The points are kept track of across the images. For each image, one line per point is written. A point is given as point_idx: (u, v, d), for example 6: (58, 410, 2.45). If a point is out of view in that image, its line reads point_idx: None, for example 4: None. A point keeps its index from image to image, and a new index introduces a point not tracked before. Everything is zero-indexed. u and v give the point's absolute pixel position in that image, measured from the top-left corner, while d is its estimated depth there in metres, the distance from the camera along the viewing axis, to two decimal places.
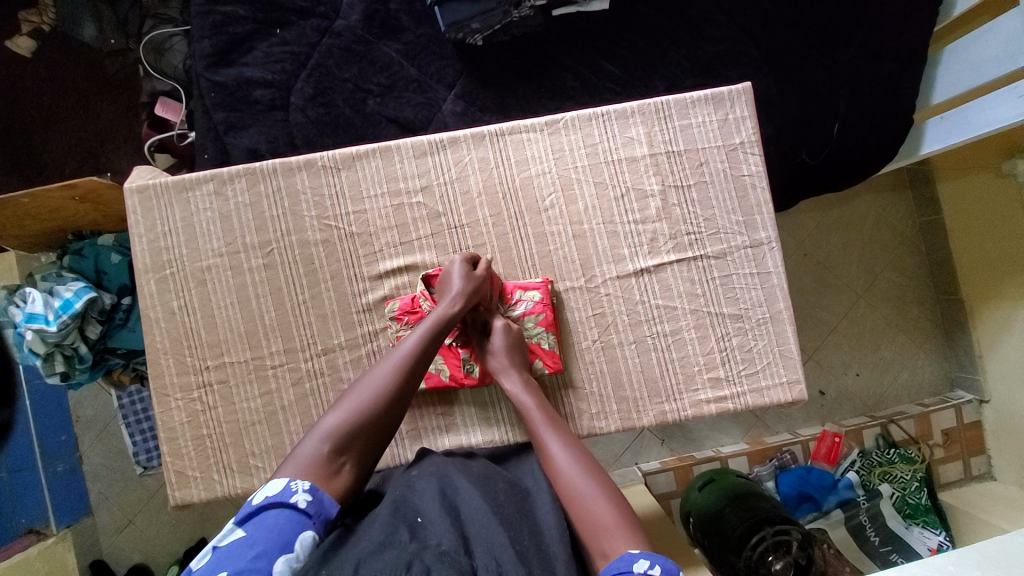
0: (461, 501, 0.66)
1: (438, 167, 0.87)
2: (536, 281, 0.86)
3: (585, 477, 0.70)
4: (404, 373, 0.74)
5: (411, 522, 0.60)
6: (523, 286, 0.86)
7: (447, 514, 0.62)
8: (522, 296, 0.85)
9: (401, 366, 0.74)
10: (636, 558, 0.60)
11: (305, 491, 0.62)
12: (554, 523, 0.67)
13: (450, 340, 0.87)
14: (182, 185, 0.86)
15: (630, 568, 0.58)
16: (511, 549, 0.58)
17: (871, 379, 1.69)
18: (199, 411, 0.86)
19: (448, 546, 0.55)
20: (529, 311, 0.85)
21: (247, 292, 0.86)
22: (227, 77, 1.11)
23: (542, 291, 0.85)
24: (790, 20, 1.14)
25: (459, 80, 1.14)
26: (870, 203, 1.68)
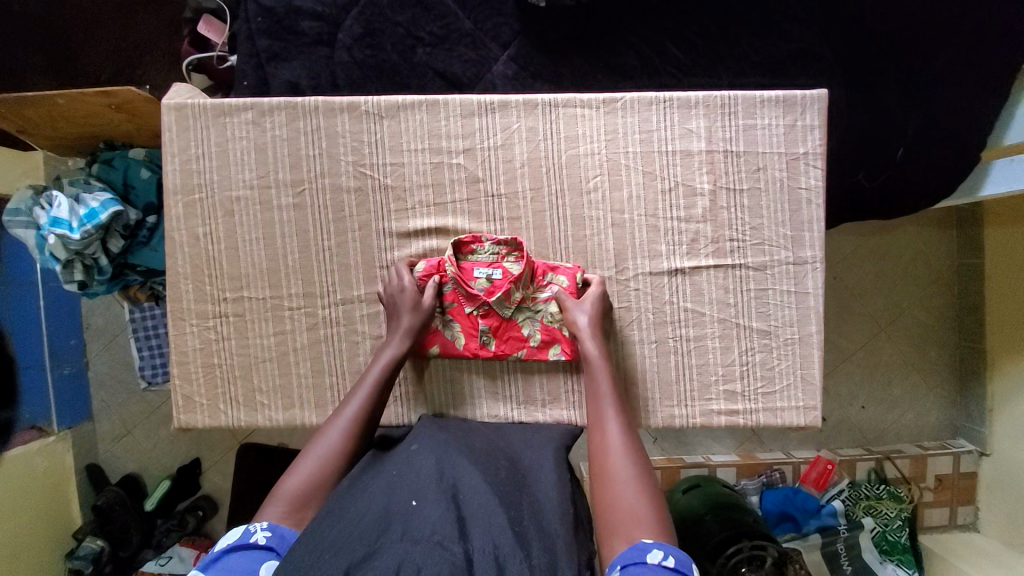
0: (460, 479, 0.67)
1: (484, 130, 0.83)
2: (567, 265, 0.84)
3: (634, 467, 0.69)
4: (358, 421, 0.77)
5: (405, 509, 0.62)
6: (555, 268, 0.84)
7: (445, 496, 0.63)
8: (552, 278, 0.84)
9: (354, 418, 0.76)
10: (650, 549, 0.59)
11: (263, 528, 0.63)
12: (557, 509, 0.68)
13: (470, 309, 0.85)
14: (220, 109, 0.84)
15: (644, 560, 0.58)
16: (510, 532, 0.60)
17: (875, 413, 1.67)
18: (212, 339, 0.86)
19: (442, 535, 0.57)
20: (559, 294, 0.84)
21: (273, 229, 0.85)
22: (276, 3, 1.07)
23: (573, 276, 0.83)
24: (877, 29, 1.06)
25: (514, 41, 1.08)
26: (912, 236, 1.62)
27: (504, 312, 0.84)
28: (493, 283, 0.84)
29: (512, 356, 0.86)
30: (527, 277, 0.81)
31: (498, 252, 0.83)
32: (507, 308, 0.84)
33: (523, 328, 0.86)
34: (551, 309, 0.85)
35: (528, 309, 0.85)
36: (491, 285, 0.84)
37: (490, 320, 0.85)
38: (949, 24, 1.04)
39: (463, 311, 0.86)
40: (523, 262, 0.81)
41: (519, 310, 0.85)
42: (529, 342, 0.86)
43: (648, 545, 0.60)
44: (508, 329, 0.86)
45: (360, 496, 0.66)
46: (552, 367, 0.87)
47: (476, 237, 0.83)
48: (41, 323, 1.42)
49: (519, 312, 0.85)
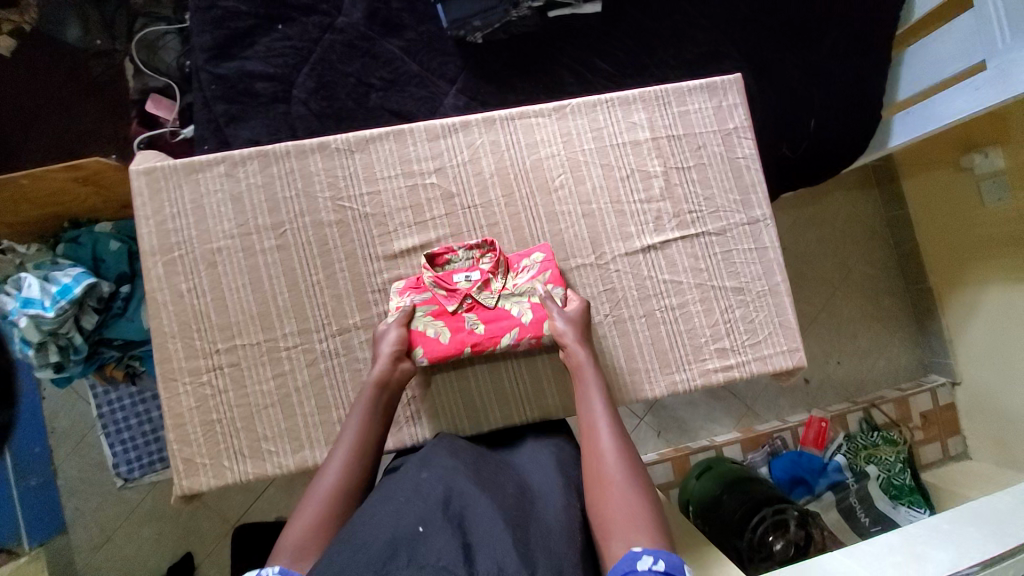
0: (468, 507, 0.66)
1: (451, 149, 0.89)
2: (539, 245, 0.88)
3: (626, 468, 0.70)
4: (358, 448, 0.74)
5: (412, 536, 0.61)
6: (528, 252, 0.87)
7: (452, 524, 0.62)
8: (527, 262, 0.87)
9: (354, 445, 0.74)
10: (640, 556, 0.61)
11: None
12: (563, 533, 0.67)
13: (454, 306, 0.84)
14: (192, 166, 0.86)
15: (635, 568, 0.60)
16: (516, 555, 0.59)
17: (852, 366, 1.77)
18: (209, 394, 0.85)
19: (448, 562, 0.57)
20: (536, 275, 0.86)
21: (260, 273, 0.85)
22: (228, 70, 1.15)
23: (544, 251, 0.87)
24: (767, 25, 1.25)
25: (460, 77, 1.20)
26: (841, 200, 1.79)
27: (487, 301, 0.84)
28: (473, 283, 0.84)
29: (505, 339, 0.83)
30: (503, 264, 0.85)
31: (473, 257, 0.87)
32: (489, 298, 0.85)
33: (510, 309, 0.85)
34: (533, 287, 0.85)
35: (511, 295, 0.85)
36: (471, 282, 0.85)
37: (476, 311, 0.85)
38: (821, 15, 1.25)
39: (445, 310, 0.84)
40: (496, 257, 0.86)
41: (503, 297, 0.85)
42: (519, 321, 0.84)
43: (638, 551, 0.62)
44: (494, 315, 0.84)
45: (365, 522, 0.64)
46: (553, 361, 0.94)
47: (449, 248, 0.86)
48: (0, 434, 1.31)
49: (503, 299, 0.85)
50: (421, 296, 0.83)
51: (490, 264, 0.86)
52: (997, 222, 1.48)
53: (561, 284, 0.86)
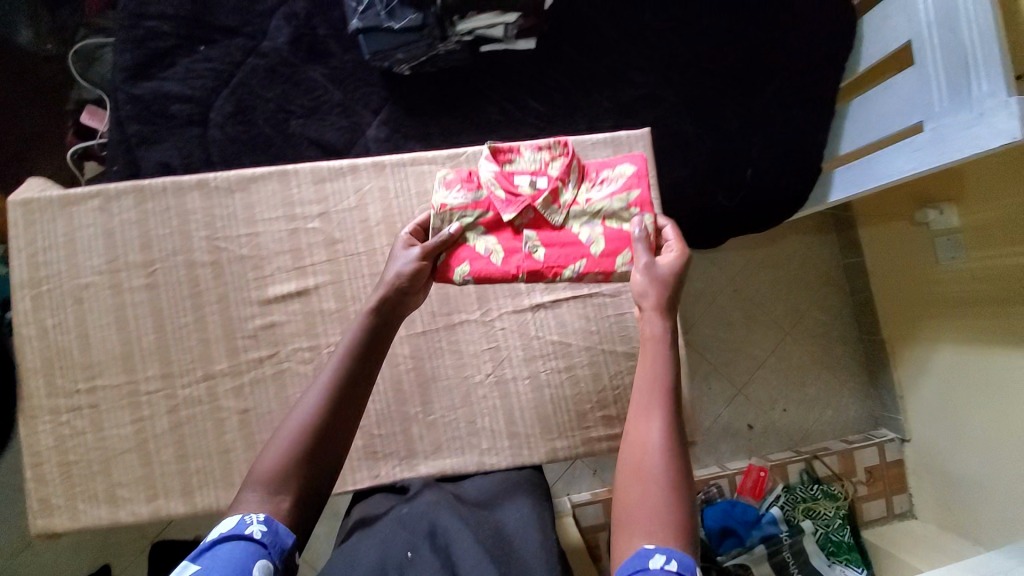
0: (450, 534, 0.67)
1: (337, 193, 0.86)
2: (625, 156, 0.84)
3: (672, 471, 0.62)
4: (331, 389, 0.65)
5: (400, 562, 0.63)
6: (609, 164, 0.84)
7: (436, 553, 0.64)
8: (609, 173, 0.83)
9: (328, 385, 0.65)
10: (651, 553, 0.57)
11: (259, 521, 0.58)
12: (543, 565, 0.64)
13: (512, 216, 0.79)
14: (67, 198, 0.84)
15: (646, 566, 0.56)
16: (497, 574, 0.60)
17: (797, 413, 1.73)
18: (67, 434, 0.82)
19: None
20: (619, 188, 0.82)
21: (125, 313, 0.82)
22: (144, 90, 1.13)
23: (633, 166, 0.83)
24: (707, 70, 1.21)
25: (384, 108, 1.18)
26: (795, 244, 1.76)
27: (555, 218, 0.81)
28: (538, 190, 0.81)
29: (569, 269, 0.80)
30: (576, 173, 0.81)
31: (541, 158, 0.83)
32: (558, 213, 0.81)
33: (579, 233, 0.81)
34: (614, 207, 0.81)
35: (579, 213, 0.82)
36: (535, 189, 0.81)
37: (536, 229, 0.81)
38: (764, 63, 1.21)
39: (503, 221, 0.80)
40: (569, 161, 0.82)
41: (570, 216, 0.81)
42: (591, 251, 0.80)
43: (649, 549, 0.58)
44: (559, 238, 0.81)
45: (357, 555, 0.66)
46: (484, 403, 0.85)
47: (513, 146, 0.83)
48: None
49: (570, 219, 0.82)
50: (477, 196, 0.79)
51: (561, 170, 0.82)
52: (953, 280, 1.41)
53: (647, 209, 0.81)
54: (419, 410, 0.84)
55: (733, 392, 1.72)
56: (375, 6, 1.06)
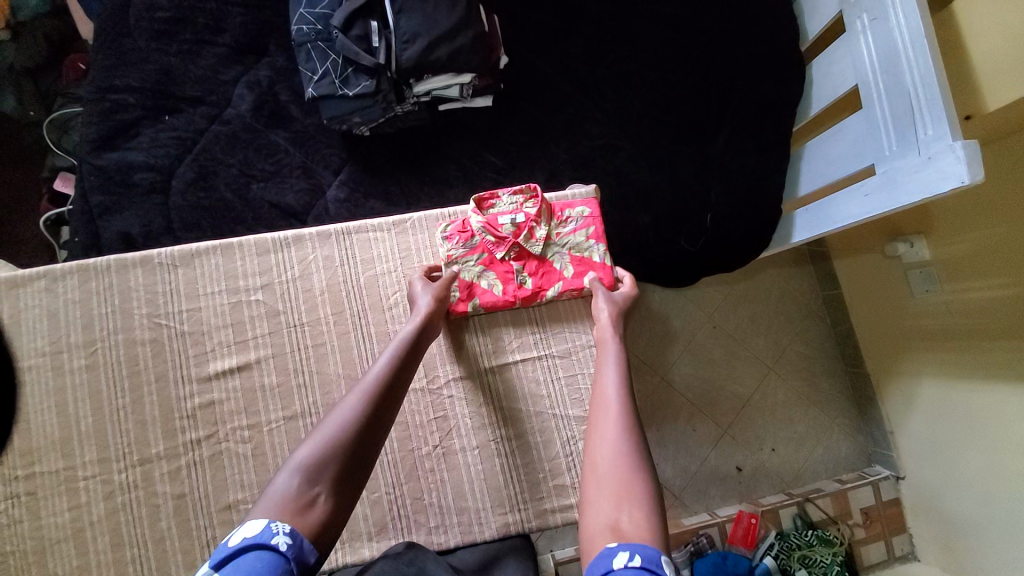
0: None
1: (280, 265, 0.86)
2: (582, 197, 0.90)
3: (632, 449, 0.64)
4: (373, 394, 0.65)
5: None
6: (570, 203, 0.89)
7: None
8: (570, 213, 0.89)
9: (371, 389, 0.66)
10: (615, 552, 0.53)
11: (286, 532, 0.51)
12: None
13: (501, 254, 0.86)
14: (13, 280, 0.83)
15: (611, 567, 0.51)
16: None
17: (787, 453, 1.66)
18: (2, 525, 0.79)
19: None
20: (580, 225, 0.88)
21: (65, 396, 0.81)
22: (108, 161, 1.13)
23: (588, 206, 0.89)
24: (661, 119, 1.23)
25: (344, 168, 1.19)
26: (773, 277, 1.73)
27: (534, 249, 0.86)
28: (518, 227, 0.87)
29: (550, 292, 0.86)
30: (548, 210, 0.86)
31: (516, 201, 0.88)
32: (536, 246, 0.86)
33: (555, 262, 0.87)
34: (576, 239, 0.88)
35: (555, 246, 0.88)
36: (516, 227, 0.87)
37: (522, 261, 0.87)
38: (718, 111, 1.23)
39: (495, 259, 0.86)
40: (540, 202, 0.87)
41: (548, 247, 0.87)
42: (564, 275, 0.87)
43: (613, 548, 0.54)
44: (541, 266, 0.86)
45: None
46: (432, 476, 0.83)
47: (494, 193, 0.88)
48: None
49: (547, 249, 0.88)
50: (471, 242, 0.85)
51: (535, 210, 0.87)
52: (930, 313, 1.37)
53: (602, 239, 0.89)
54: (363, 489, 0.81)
55: (719, 433, 1.65)
56: (330, 75, 1.07)
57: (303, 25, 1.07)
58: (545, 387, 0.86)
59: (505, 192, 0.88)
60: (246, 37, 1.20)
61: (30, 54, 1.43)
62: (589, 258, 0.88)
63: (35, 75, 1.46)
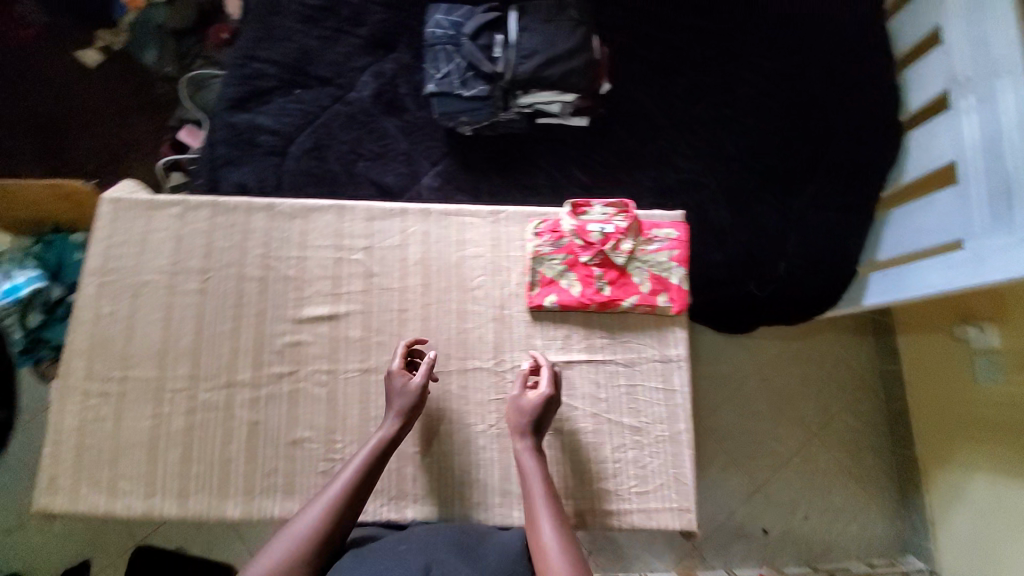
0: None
1: (383, 232, 0.93)
2: (671, 220, 0.92)
3: (570, 565, 0.67)
4: (335, 504, 0.72)
5: None
6: (659, 224, 0.91)
7: None
8: (656, 233, 0.90)
9: (335, 498, 0.73)
10: None
11: None
12: None
13: (586, 259, 0.89)
14: (152, 203, 0.93)
15: None
16: None
17: (818, 525, 1.59)
18: (90, 418, 0.85)
19: None
20: (664, 246, 0.90)
21: (174, 312, 0.89)
22: (239, 120, 1.27)
23: (676, 228, 0.90)
24: (747, 164, 1.27)
25: (442, 160, 1.28)
26: (830, 342, 1.69)
27: (616, 260, 0.89)
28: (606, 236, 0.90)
29: (625, 302, 0.88)
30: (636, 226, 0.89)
31: (608, 213, 0.91)
32: (619, 257, 0.89)
33: (634, 276, 0.89)
34: (659, 258, 0.89)
35: (637, 260, 0.90)
36: (604, 236, 0.89)
37: (604, 268, 0.89)
38: (805, 166, 1.26)
39: (578, 261, 0.89)
40: (630, 218, 0.90)
41: (630, 261, 0.89)
42: (640, 289, 0.88)
43: None
44: (621, 277, 0.89)
45: None
46: (483, 454, 0.85)
47: (588, 202, 0.92)
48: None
49: (629, 262, 0.90)
50: (559, 241, 0.89)
51: (625, 224, 0.90)
52: (992, 404, 1.32)
53: (684, 264, 0.89)
54: (418, 451, 0.85)
55: (750, 489, 1.60)
56: (452, 75, 1.17)
57: (438, 29, 1.18)
58: (605, 392, 0.87)
59: (597, 203, 0.92)
60: (380, 33, 1.33)
61: (181, 18, 1.62)
62: (667, 280, 0.89)
63: (180, 37, 1.65)
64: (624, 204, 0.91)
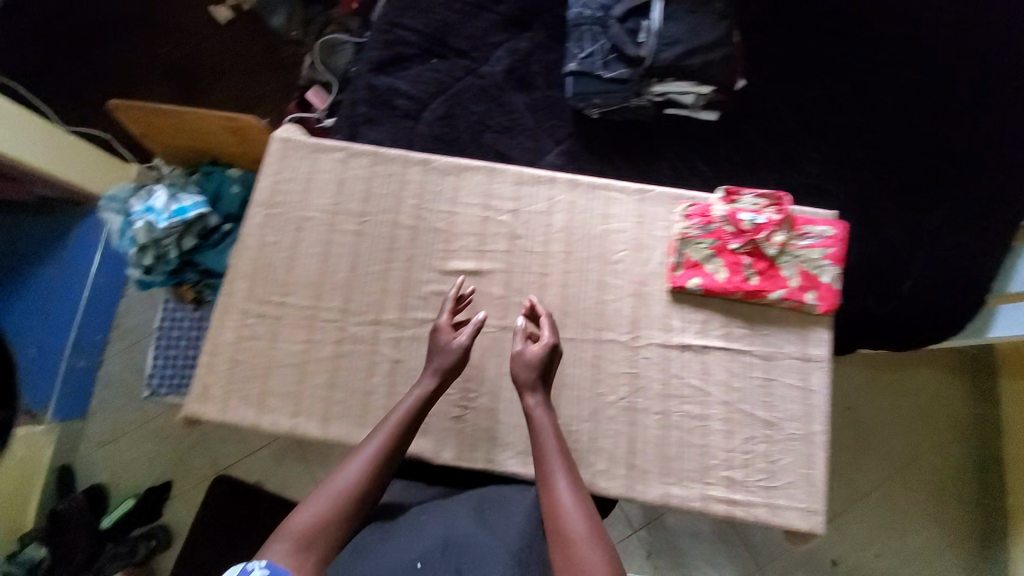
0: (464, 550, 0.69)
1: (531, 197, 0.96)
2: (825, 218, 0.90)
3: (589, 530, 0.69)
4: (371, 465, 0.75)
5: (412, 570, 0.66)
6: (813, 221, 0.90)
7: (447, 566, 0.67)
8: (810, 229, 0.89)
9: (371, 458, 0.75)
10: None
11: (263, 564, 0.63)
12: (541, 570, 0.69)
13: (735, 246, 0.89)
14: (318, 146, 0.99)
15: None
16: None
17: (891, 565, 1.52)
18: (247, 336, 0.91)
19: None
20: (817, 243, 0.89)
21: (331, 249, 0.95)
22: (380, 82, 1.33)
23: (833, 227, 0.89)
24: (880, 178, 1.23)
25: (567, 140, 1.30)
26: (925, 377, 1.61)
27: (768, 251, 0.88)
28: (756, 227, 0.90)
29: (773, 294, 0.87)
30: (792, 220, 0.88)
31: (759, 204, 0.91)
32: (770, 249, 0.89)
33: (783, 269, 0.89)
34: (811, 255, 0.89)
35: (787, 254, 0.89)
36: (756, 226, 0.89)
37: (753, 258, 0.89)
38: (942, 186, 1.21)
39: (726, 248, 0.90)
40: (783, 211, 0.89)
41: (781, 254, 0.89)
42: (789, 283, 0.88)
43: None
44: (770, 269, 0.89)
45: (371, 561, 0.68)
46: (611, 424, 0.86)
47: (738, 191, 0.92)
48: (48, 289, 1.45)
49: (779, 255, 0.89)
50: (710, 226, 0.89)
51: (778, 217, 0.89)
52: None
53: (837, 263, 0.88)
54: (548, 411, 0.86)
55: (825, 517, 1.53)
56: (594, 56, 1.19)
57: (585, 10, 1.21)
58: (740, 382, 0.86)
59: (749, 193, 0.92)
60: (519, 12, 1.36)
61: None
62: (817, 277, 0.88)
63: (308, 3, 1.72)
64: (778, 197, 0.90)
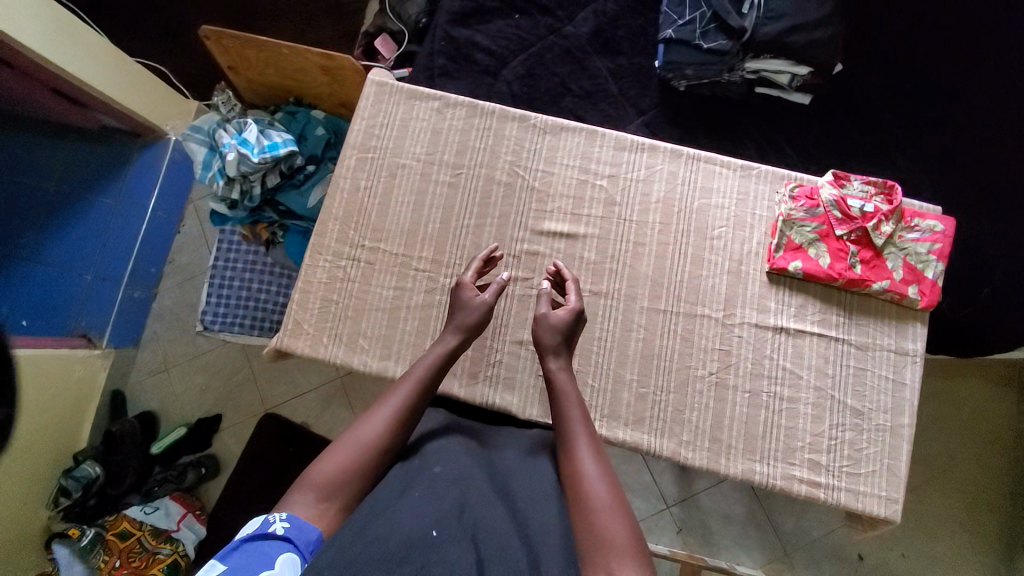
0: (482, 518, 0.61)
1: (630, 163, 0.94)
2: (934, 213, 0.89)
3: (611, 497, 0.63)
4: (393, 420, 0.71)
5: (427, 538, 0.57)
6: (924, 214, 0.88)
7: (464, 533, 0.58)
8: (919, 222, 0.87)
9: (393, 413, 0.72)
10: None
11: (282, 519, 0.61)
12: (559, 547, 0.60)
13: (842, 232, 0.87)
14: (416, 93, 0.97)
15: None
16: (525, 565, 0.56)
17: (916, 566, 1.52)
18: (338, 277, 0.91)
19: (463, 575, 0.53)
20: (926, 237, 0.87)
21: (424, 199, 0.94)
22: (461, 35, 1.29)
23: (943, 222, 0.87)
24: (972, 177, 1.19)
25: (651, 111, 1.26)
26: (970, 386, 1.60)
27: (875, 241, 0.86)
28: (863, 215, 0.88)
29: (876, 284, 0.85)
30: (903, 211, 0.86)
31: (868, 191, 0.89)
32: (877, 238, 0.87)
33: (887, 261, 0.87)
34: (918, 248, 0.87)
35: (893, 245, 0.88)
36: (864, 214, 0.87)
37: (858, 247, 0.87)
38: None
39: (832, 234, 0.88)
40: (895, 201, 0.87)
41: (887, 244, 0.87)
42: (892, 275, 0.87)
43: None
44: (874, 259, 0.87)
45: (381, 517, 0.60)
46: (699, 397, 0.86)
47: (847, 177, 0.90)
48: (110, 214, 1.43)
49: (885, 245, 0.87)
50: (819, 209, 0.87)
51: (888, 206, 0.87)
52: None
53: (943, 259, 0.87)
54: (636, 379, 0.87)
55: None
56: (693, 24, 1.15)
57: None
58: (831, 369, 0.86)
59: (859, 179, 0.90)
60: None
61: None
62: (922, 272, 0.86)
63: None
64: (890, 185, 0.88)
